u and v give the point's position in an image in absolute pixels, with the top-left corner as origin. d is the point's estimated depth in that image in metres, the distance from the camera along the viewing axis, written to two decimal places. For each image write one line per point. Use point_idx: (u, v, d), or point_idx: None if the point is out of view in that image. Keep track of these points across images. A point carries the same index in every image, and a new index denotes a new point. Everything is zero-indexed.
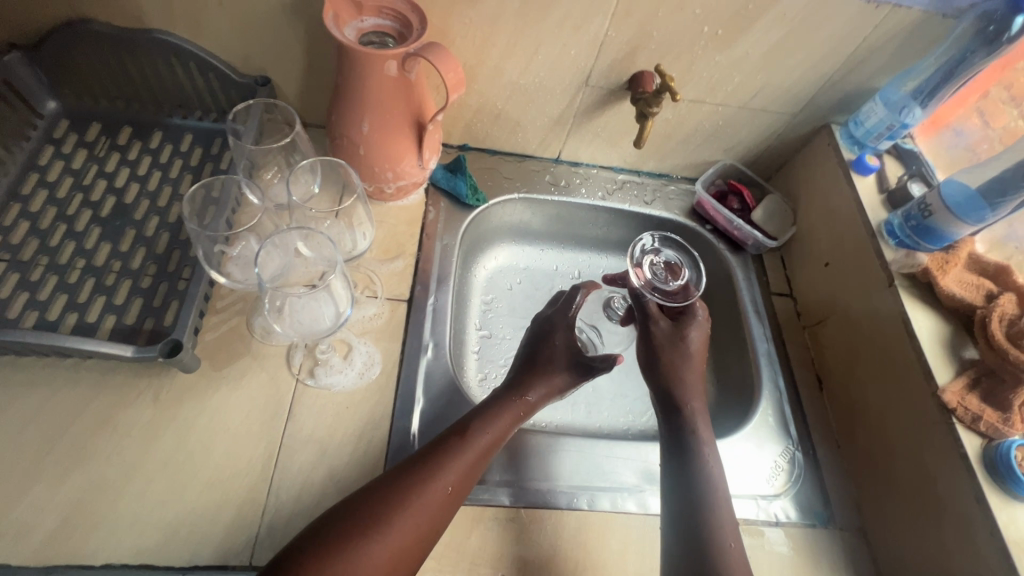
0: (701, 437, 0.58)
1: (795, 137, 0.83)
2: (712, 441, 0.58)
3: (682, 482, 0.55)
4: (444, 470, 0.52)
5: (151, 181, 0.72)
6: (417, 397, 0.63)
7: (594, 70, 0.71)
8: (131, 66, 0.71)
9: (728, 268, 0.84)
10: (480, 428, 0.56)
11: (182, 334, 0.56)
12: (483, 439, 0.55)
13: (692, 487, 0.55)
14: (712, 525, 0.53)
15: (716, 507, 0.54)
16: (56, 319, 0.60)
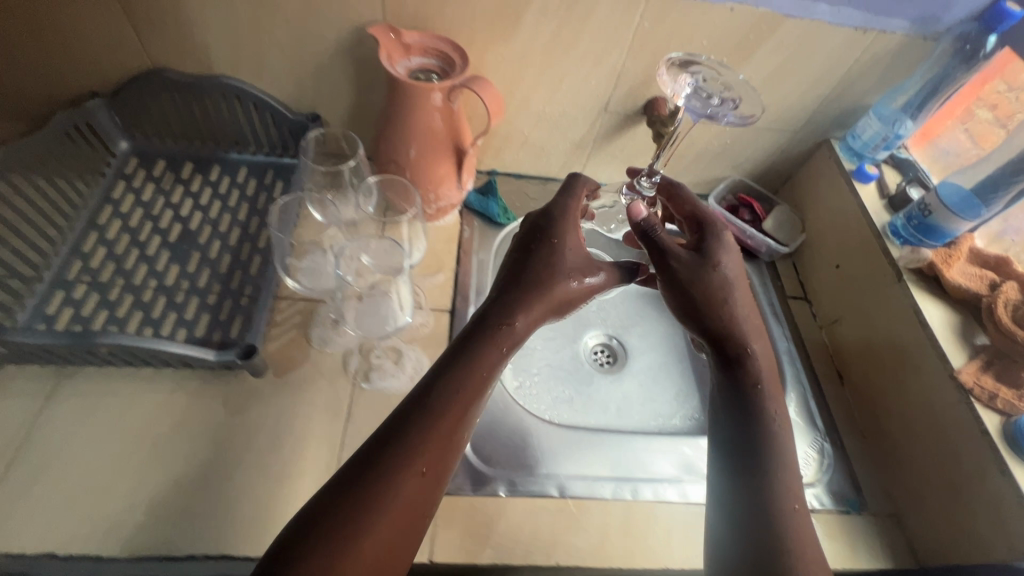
0: (763, 390, 0.56)
1: (798, 152, 0.90)
2: (772, 395, 0.56)
3: (740, 438, 0.54)
4: (440, 424, 0.47)
5: (213, 210, 0.78)
6: None
7: (612, 97, 0.79)
8: (198, 108, 0.79)
9: (744, 275, 0.89)
10: (468, 367, 0.50)
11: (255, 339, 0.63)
12: (470, 378, 0.50)
13: (755, 444, 0.54)
14: (772, 468, 0.52)
15: (770, 462, 0.53)
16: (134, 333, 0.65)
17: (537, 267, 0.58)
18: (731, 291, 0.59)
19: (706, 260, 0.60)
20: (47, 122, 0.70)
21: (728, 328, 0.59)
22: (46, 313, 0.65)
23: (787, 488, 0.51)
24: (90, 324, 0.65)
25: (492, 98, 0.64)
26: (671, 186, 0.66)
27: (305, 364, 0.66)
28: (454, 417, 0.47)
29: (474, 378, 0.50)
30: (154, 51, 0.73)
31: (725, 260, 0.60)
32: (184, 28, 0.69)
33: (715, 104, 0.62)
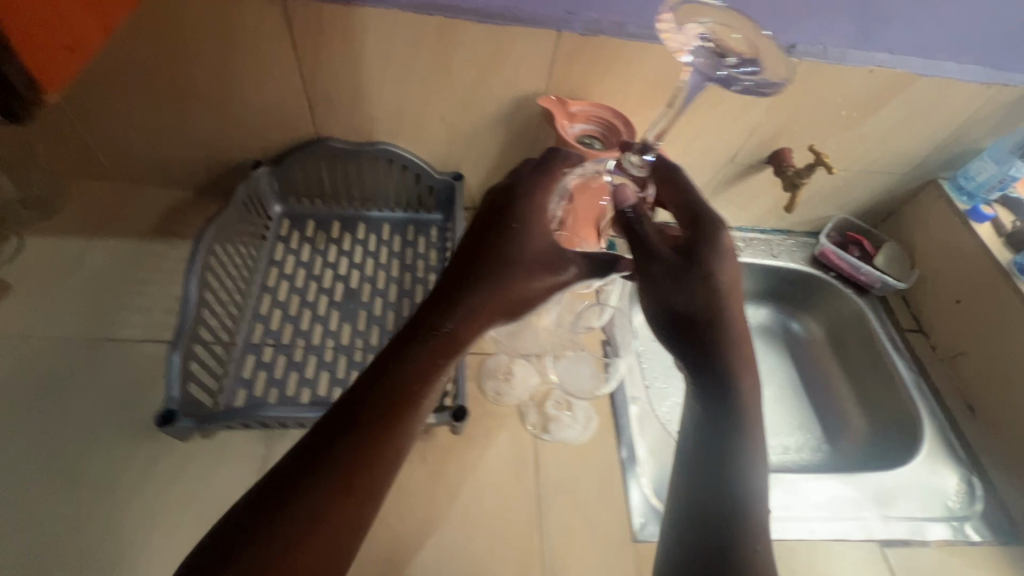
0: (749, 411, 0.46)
1: (904, 191, 0.95)
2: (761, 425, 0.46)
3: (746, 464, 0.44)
4: (380, 425, 0.42)
5: (368, 268, 0.82)
6: (637, 444, 0.71)
7: (741, 150, 0.84)
8: (352, 173, 0.83)
9: (857, 310, 0.94)
10: (410, 366, 0.45)
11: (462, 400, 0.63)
12: (411, 374, 0.44)
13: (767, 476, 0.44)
14: (752, 457, 0.44)
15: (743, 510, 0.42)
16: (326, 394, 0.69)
17: (504, 248, 0.50)
18: (714, 267, 0.50)
19: (647, 241, 0.52)
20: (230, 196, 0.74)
21: (695, 304, 0.49)
22: (244, 377, 0.69)
23: (760, 465, 0.44)
24: (284, 387, 0.69)
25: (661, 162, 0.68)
26: (665, 162, 0.57)
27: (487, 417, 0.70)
28: (364, 426, 0.42)
29: (422, 375, 0.45)
30: (321, 124, 0.77)
31: (726, 234, 0.52)
32: (356, 103, 0.74)
33: (732, 64, 0.54)
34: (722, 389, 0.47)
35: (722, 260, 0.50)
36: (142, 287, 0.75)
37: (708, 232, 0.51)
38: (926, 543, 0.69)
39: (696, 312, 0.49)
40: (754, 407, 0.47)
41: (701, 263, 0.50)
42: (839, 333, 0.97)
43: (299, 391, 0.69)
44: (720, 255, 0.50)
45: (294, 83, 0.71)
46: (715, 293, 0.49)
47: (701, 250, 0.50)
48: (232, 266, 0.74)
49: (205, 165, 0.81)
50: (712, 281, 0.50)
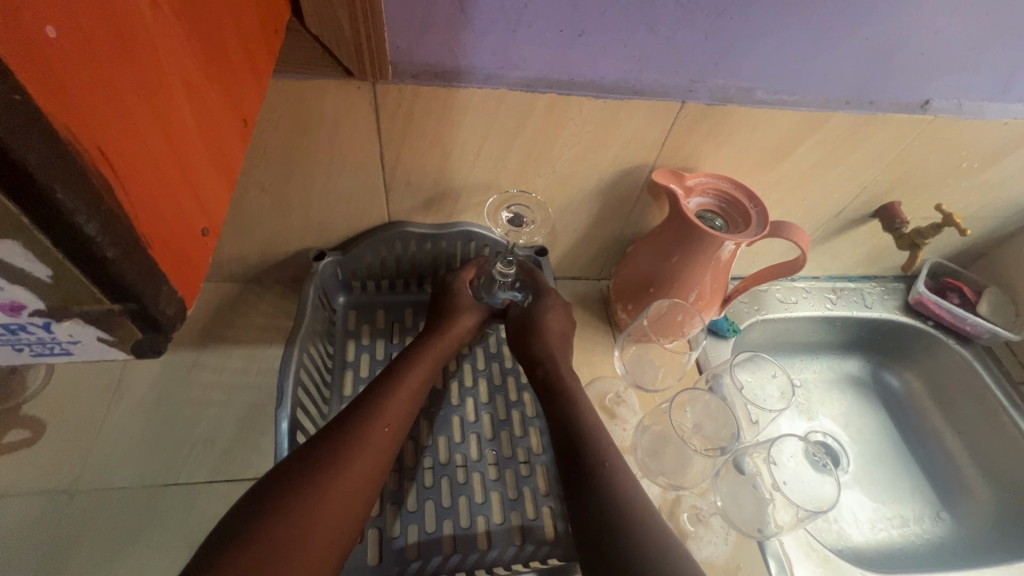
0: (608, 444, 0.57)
1: (1001, 233, 0.89)
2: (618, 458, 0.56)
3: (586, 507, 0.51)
4: (333, 464, 0.48)
5: (452, 362, 0.74)
6: (784, 556, 0.63)
7: (847, 206, 0.77)
8: (426, 255, 0.74)
9: (964, 362, 0.88)
10: (383, 409, 0.55)
11: None
12: (384, 419, 0.54)
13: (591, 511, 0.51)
14: (641, 501, 0.51)
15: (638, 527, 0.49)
16: (435, 529, 0.59)
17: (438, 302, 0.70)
18: (553, 352, 0.66)
19: (535, 317, 0.69)
20: (304, 297, 0.65)
21: (559, 366, 0.65)
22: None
23: (645, 514, 0.50)
24: (386, 526, 0.59)
25: (801, 243, 0.61)
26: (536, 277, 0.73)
27: None
28: (366, 436, 0.52)
29: (394, 416, 0.55)
30: (396, 208, 0.68)
31: (546, 319, 0.69)
32: (438, 185, 0.65)
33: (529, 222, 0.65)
34: (623, 464, 0.55)
35: (553, 339, 0.67)
36: (201, 410, 0.64)
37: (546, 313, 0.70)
38: None
39: (557, 371, 0.65)
40: (635, 485, 0.53)
41: (536, 342, 0.67)
42: (942, 386, 0.91)
43: (403, 528, 0.59)
44: (542, 324, 0.68)
45: (372, 169, 0.61)
46: (548, 367, 0.65)
47: (539, 329, 0.68)
48: (310, 381, 0.64)
49: (260, 257, 0.71)
50: (558, 353, 0.67)
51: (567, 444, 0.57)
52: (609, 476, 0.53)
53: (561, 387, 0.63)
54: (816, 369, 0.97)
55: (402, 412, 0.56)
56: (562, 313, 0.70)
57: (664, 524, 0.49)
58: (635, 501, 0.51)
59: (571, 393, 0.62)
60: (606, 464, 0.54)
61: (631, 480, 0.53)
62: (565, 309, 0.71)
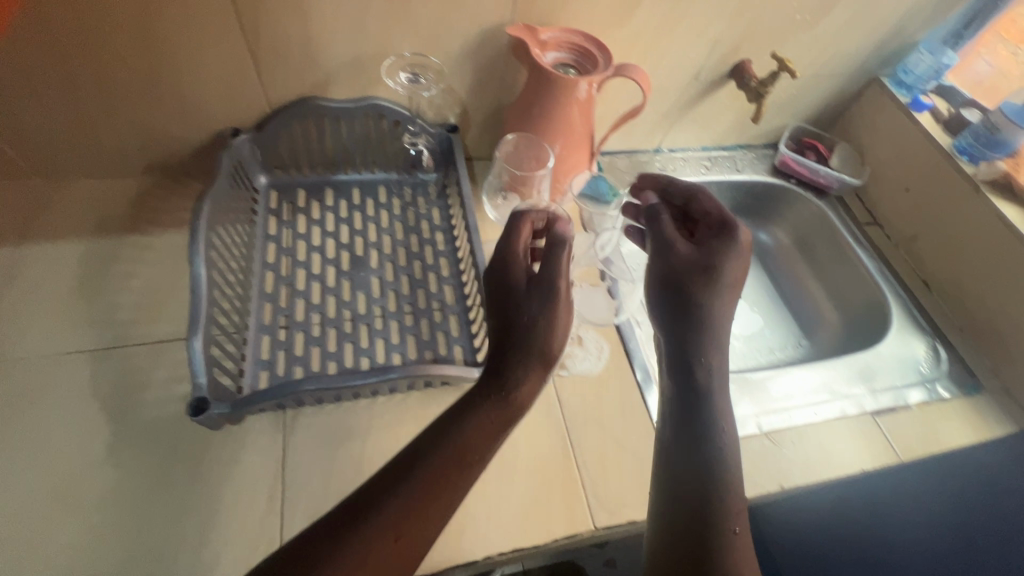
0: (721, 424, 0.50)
1: (849, 93, 0.99)
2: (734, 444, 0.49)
3: (684, 486, 0.47)
4: (423, 506, 0.43)
5: (372, 233, 0.79)
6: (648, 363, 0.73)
7: (703, 66, 0.84)
8: (342, 134, 0.78)
9: (819, 211, 1.00)
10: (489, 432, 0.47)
11: None
12: (425, 502, 0.44)
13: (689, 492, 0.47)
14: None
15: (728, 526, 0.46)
16: (354, 364, 0.66)
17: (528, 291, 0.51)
18: (701, 335, 0.52)
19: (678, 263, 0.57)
20: (216, 167, 0.68)
21: (697, 353, 0.52)
22: (263, 358, 0.65)
23: (735, 549, 0.45)
24: (310, 364, 0.65)
25: (642, 85, 0.67)
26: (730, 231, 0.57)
27: None
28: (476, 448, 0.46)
29: (444, 499, 0.44)
30: (271, 81, 0.70)
31: (700, 286, 0.54)
32: (307, 53, 0.67)
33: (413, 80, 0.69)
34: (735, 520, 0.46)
35: (719, 314, 0.54)
36: (102, 286, 0.67)
37: (715, 280, 0.55)
38: (908, 407, 0.76)
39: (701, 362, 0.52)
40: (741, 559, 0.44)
41: (679, 329, 0.54)
42: (806, 236, 1.02)
43: (324, 364, 0.66)
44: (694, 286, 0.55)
45: (233, 33, 0.63)
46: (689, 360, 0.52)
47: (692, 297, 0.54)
48: (230, 247, 0.69)
49: (146, 144, 0.73)
50: (704, 337, 0.53)
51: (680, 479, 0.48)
52: (712, 546, 0.44)
53: (693, 403, 0.51)
54: None
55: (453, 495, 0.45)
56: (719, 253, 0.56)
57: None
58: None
59: (703, 407, 0.50)
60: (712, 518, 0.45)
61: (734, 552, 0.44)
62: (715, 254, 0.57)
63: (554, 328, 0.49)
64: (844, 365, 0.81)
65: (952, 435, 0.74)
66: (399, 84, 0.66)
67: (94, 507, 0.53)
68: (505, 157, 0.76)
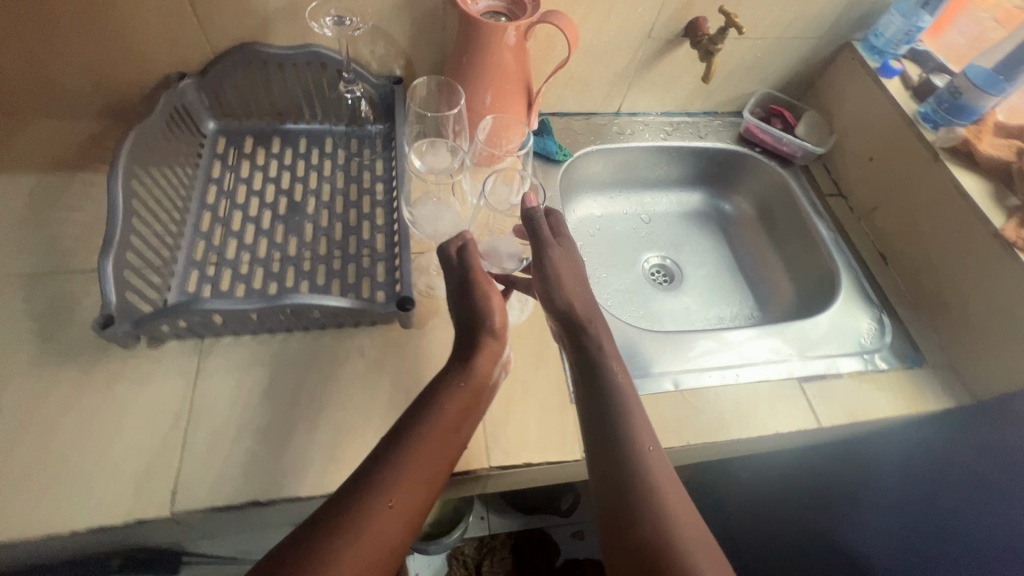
0: (625, 398, 0.58)
1: (821, 59, 0.96)
2: (639, 415, 0.57)
3: (612, 472, 0.54)
4: (379, 494, 0.49)
5: (313, 181, 0.81)
6: None
7: (656, 23, 0.82)
8: (286, 82, 0.79)
9: (782, 181, 0.97)
10: (431, 423, 0.54)
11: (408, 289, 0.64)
12: (406, 469, 0.51)
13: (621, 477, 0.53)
14: (664, 509, 0.51)
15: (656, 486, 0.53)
16: None
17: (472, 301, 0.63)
18: (591, 322, 0.63)
19: (555, 282, 0.65)
20: (153, 107, 0.70)
21: (589, 342, 0.62)
22: (189, 290, 0.68)
23: (671, 503, 0.52)
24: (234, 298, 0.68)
25: (569, 32, 0.66)
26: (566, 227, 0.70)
27: (424, 310, 0.71)
28: (413, 449, 0.52)
29: (426, 466, 0.52)
30: (211, 24, 0.72)
31: (578, 299, 0.65)
32: None
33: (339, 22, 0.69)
34: (652, 452, 0.55)
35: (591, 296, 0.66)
36: (46, 217, 0.71)
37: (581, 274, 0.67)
38: (843, 376, 0.74)
39: (599, 346, 0.62)
40: (666, 481, 0.53)
41: (575, 332, 0.63)
42: (769, 207, 1.00)
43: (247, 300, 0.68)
44: (571, 298, 0.65)
45: None
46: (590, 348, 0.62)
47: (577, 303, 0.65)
48: (166, 185, 0.71)
49: (96, 86, 0.76)
50: (598, 329, 0.63)
51: (601, 439, 0.56)
52: (648, 509, 0.51)
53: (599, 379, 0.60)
54: (665, 203, 1.06)
55: (434, 460, 0.53)
56: (569, 259, 0.66)
57: (696, 542, 0.50)
58: (659, 510, 0.51)
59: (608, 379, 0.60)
60: (636, 455, 0.54)
61: (662, 479, 0.53)
62: (570, 257, 0.67)
63: (492, 313, 0.62)
64: (782, 332, 0.79)
65: (882, 406, 0.72)
66: (324, 29, 0.67)
67: (14, 413, 0.57)
68: (415, 105, 0.76)
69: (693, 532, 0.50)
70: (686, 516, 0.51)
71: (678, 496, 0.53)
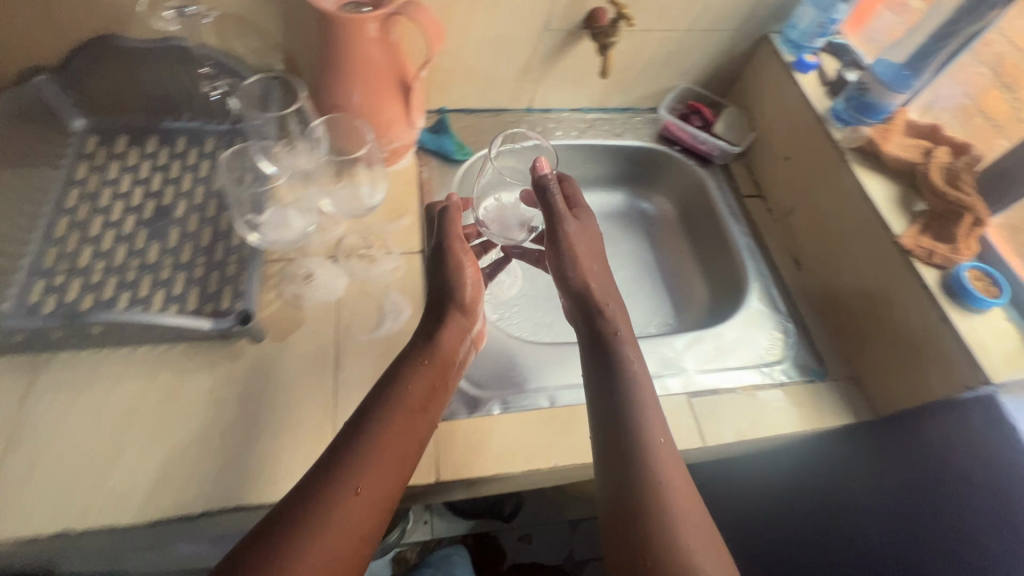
0: (635, 380, 0.58)
1: (740, 53, 0.91)
2: (651, 399, 0.57)
3: (614, 460, 0.54)
4: (352, 473, 0.48)
5: (187, 182, 0.76)
6: None
7: (551, 15, 0.78)
8: (155, 77, 0.75)
9: (700, 181, 0.92)
10: (400, 401, 0.54)
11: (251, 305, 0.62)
12: (382, 447, 0.50)
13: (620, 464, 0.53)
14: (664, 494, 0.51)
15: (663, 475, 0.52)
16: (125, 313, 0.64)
17: (447, 271, 0.64)
18: (606, 304, 0.63)
19: (570, 257, 0.65)
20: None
21: (606, 326, 0.62)
22: (29, 301, 0.64)
23: (672, 492, 0.51)
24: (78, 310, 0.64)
25: (435, 33, 0.63)
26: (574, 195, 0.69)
27: (288, 321, 0.67)
28: (387, 429, 0.52)
29: (398, 441, 0.52)
30: (60, 15, 0.67)
31: (591, 277, 0.64)
32: None
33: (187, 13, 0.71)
34: (658, 435, 0.55)
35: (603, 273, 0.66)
36: None
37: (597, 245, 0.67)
38: (737, 391, 0.70)
39: (612, 330, 0.62)
40: (673, 471, 0.53)
41: (586, 308, 0.63)
42: (689, 208, 0.95)
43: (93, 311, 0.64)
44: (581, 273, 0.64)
45: None
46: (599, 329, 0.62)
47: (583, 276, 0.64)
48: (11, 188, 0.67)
49: None
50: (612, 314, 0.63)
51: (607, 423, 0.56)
52: (649, 497, 0.51)
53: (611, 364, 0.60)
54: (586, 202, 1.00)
55: (401, 437, 0.52)
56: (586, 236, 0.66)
57: (689, 530, 0.50)
58: (658, 493, 0.51)
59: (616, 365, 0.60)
60: (641, 440, 0.54)
61: (666, 469, 0.53)
62: (587, 232, 0.67)
63: (462, 284, 0.63)
64: (679, 342, 0.76)
65: (775, 421, 0.69)
66: (169, 23, 0.71)
67: None
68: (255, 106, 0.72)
69: (687, 515, 0.51)
70: (683, 501, 0.51)
71: (682, 486, 0.52)
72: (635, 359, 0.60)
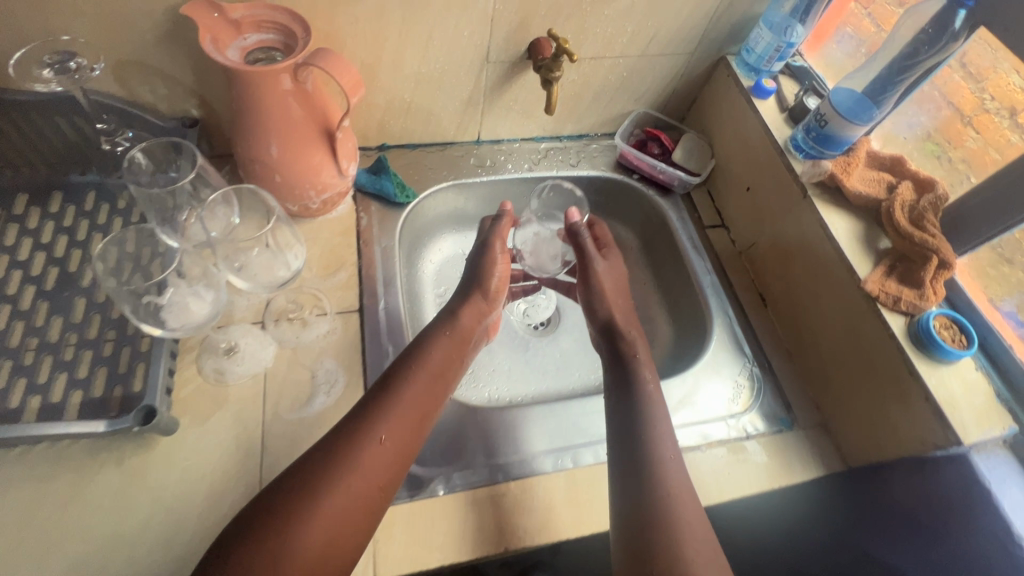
0: (649, 392, 0.64)
1: (697, 75, 0.86)
2: (662, 410, 0.62)
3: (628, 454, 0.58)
4: (383, 426, 0.54)
5: (96, 245, 0.69)
6: None
7: (491, 46, 0.72)
8: (53, 130, 0.67)
9: (661, 212, 0.87)
10: (426, 369, 0.60)
11: (155, 397, 0.53)
12: (409, 408, 0.56)
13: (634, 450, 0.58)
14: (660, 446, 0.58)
15: (667, 469, 0.56)
16: (20, 405, 0.57)
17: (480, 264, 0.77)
18: (629, 330, 0.72)
19: (598, 291, 0.78)
20: None
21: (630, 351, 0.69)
22: None
23: (675, 495, 0.54)
24: None
25: (353, 85, 0.57)
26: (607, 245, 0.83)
27: (209, 401, 0.61)
28: (413, 399, 0.57)
29: (419, 399, 0.58)
30: None
31: (617, 310, 0.76)
32: None
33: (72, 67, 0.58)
34: (657, 402, 0.63)
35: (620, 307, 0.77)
36: None
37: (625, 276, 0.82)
38: (701, 448, 0.66)
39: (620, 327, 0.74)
40: (682, 489, 0.55)
41: (612, 332, 0.73)
42: (651, 239, 0.90)
43: None
44: (607, 304, 0.77)
45: None
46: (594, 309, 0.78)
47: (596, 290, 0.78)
48: None
49: None
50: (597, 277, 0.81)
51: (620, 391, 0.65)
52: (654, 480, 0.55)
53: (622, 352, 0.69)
54: None
55: (423, 404, 0.58)
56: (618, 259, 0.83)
57: (678, 476, 0.56)
58: (655, 445, 0.58)
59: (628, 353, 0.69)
60: (654, 442, 0.58)
61: (674, 470, 0.56)
62: (612, 271, 0.80)
63: (491, 277, 0.76)
64: None
65: (744, 479, 0.64)
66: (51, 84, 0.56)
67: None
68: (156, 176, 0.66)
69: (678, 465, 0.57)
70: (674, 454, 0.58)
71: (691, 501, 0.54)
72: (653, 381, 0.65)
